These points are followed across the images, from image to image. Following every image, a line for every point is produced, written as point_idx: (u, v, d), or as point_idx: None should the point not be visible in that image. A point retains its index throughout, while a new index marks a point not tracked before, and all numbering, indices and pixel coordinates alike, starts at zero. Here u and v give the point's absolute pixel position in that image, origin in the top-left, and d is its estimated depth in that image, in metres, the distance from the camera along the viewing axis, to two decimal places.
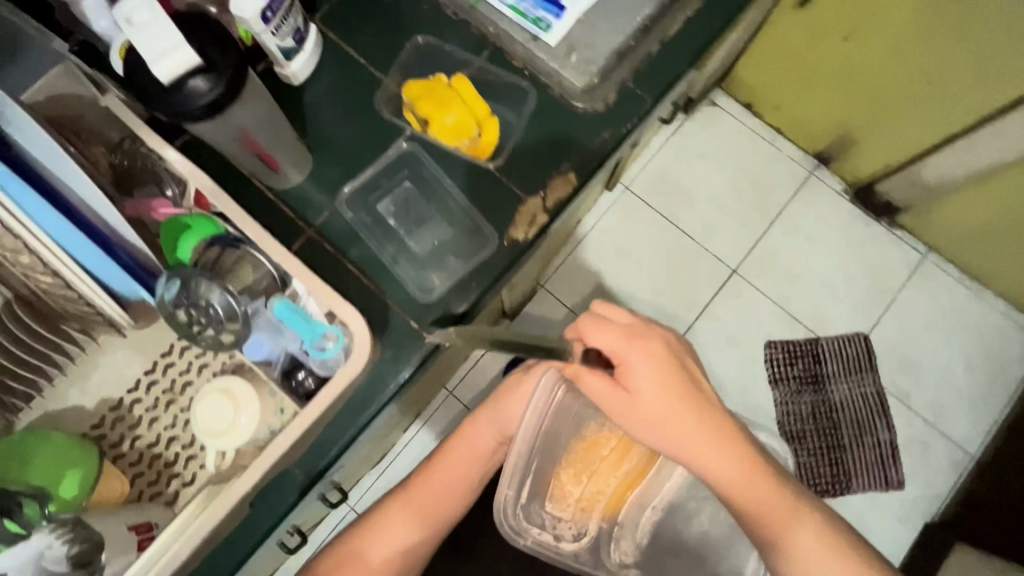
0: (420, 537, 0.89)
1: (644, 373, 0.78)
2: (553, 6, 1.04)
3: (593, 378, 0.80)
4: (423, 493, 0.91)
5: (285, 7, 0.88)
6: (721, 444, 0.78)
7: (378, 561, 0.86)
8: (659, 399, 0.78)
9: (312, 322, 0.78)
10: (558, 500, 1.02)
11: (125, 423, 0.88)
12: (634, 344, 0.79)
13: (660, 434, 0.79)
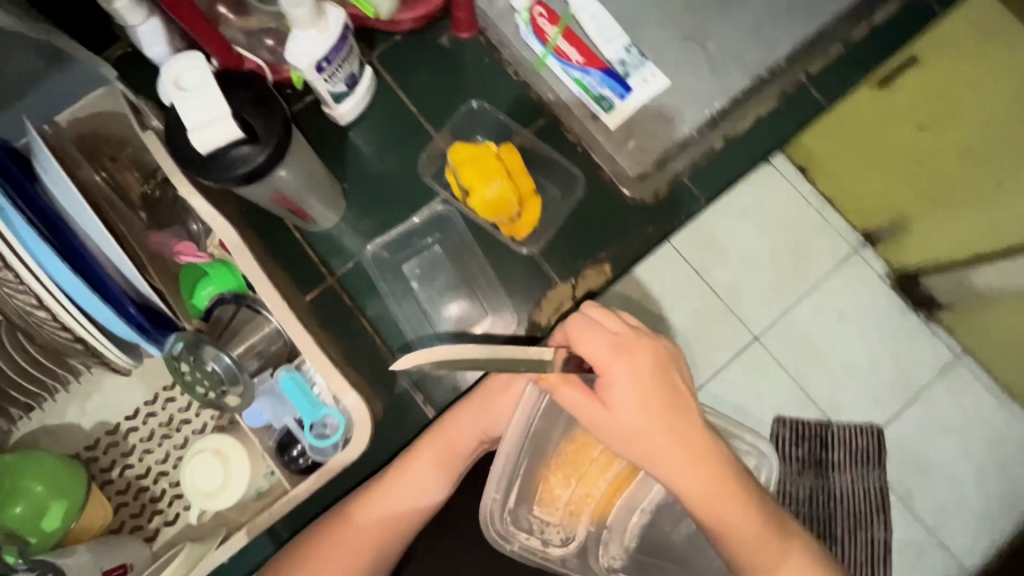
0: (385, 549, 0.67)
1: (625, 386, 0.58)
2: (622, 87, 0.99)
3: (567, 388, 0.59)
4: (388, 504, 0.68)
5: (341, 57, 0.85)
6: (726, 482, 0.59)
7: (333, 573, 0.65)
8: (644, 419, 0.58)
9: (316, 404, 0.75)
10: (546, 505, 0.77)
11: (117, 450, 0.87)
12: (617, 358, 0.58)
13: (646, 459, 0.59)
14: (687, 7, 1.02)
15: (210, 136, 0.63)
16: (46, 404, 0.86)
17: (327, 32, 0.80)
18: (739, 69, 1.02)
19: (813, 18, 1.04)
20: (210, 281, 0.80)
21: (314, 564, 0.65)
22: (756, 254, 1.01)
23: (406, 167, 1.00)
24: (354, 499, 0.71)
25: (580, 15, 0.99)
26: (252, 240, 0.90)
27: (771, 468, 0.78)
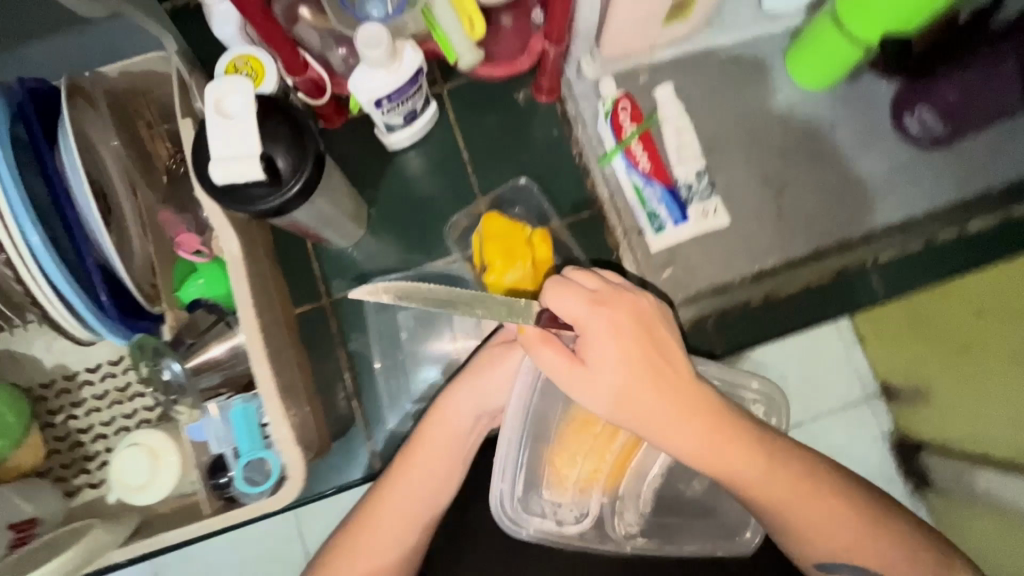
0: (417, 523, 0.68)
1: (607, 343, 0.61)
2: (679, 212, 0.92)
3: (546, 352, 0.61)
4: (408, 488, 0.68)
5: (404, 96, 0.81)
6: (719, 427, 0.63)
7: (374, 549, 0.66)
8: (625, 371, 0.61)
9: (254, 441, 0.74)
10: (556, 488, 0.76)
11: (68, 396, 0.87)
12: (592, 312, 0.61)
13: (637, 411, 0.62)
14: (775, 151, 0.96)
15: (230, 171, 0.59)
16: (16, 329, 0.86)
17: (397, 74, 0.76)
18: (807, 233, 0.95)
19: (906, 205, 0.96)
20: (200, 278, 0.77)
21: (356, 540, 0.67)
22: (782, 361, 0.98)
23: (437, 215, 0.98)
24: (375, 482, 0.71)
25: (664, 125, 0.93)
26: (263, 240, 0.88)
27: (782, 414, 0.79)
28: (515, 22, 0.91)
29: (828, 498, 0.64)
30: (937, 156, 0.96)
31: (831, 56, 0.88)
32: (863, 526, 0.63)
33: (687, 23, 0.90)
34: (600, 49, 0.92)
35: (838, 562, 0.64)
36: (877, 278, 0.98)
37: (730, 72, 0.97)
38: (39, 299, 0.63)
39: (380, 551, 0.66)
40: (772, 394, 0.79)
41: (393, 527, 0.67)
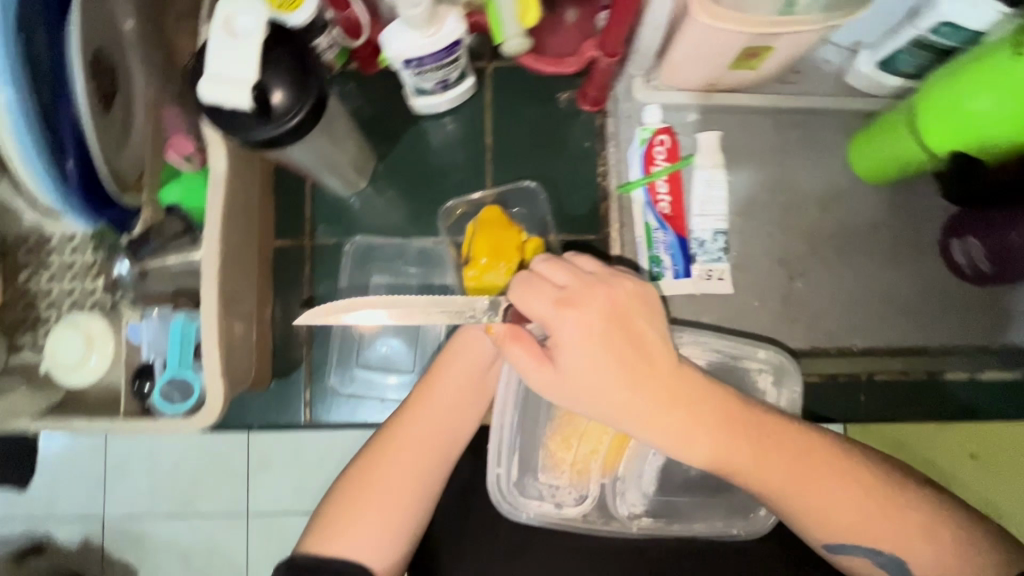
0: (437, 465, 0.63)
1: (579, 344, 0.55)
2: (684, 267, 0.87)
3: (519, 353, 0.57)
4: (425, 426, 0.63)
5: (436, 63, 0.77)
6: (704, 428, 0.58)
7: (388, 488, 0.60)
8: (600, 370, 0.56)
9: (186, 357, 0.74)
10: (552, 470, 0.73)
11: (36, 257, 0.87)
12: (556, 310, 0.55)
13: (620, 410, 0.57)
14: (803, 234, 0.90)
15: (217, 92, 0.57)
16: None
17: (431, 39, 0.72)
18: (808, 328, 0.90)
19: (921, 331, 0.90)
20: (179, 184, 0.78)
21: (364, 478, 0.61)
22: None
23: (442, 192, 0.95)
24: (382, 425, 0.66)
25: (697, 172, 0.87)
26: (261, 164, 0.87)
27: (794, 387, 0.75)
28: (579, 20, 0.85)
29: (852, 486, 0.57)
30: (966, 291, 0.90)
31: (896, 154, 0.81)
32: (879, 510, 0.56)
33: (758, 71, 0.83)
34: (660, 78, 0.88)
35: (852, 546, 0.57)
36: (864, 396, 0.91)
37: (784, 140, 0.91)
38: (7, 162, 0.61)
39: (394, 490, 0.60)
40: (783, 364, 0.74)
41: (400, 476, 0.61)
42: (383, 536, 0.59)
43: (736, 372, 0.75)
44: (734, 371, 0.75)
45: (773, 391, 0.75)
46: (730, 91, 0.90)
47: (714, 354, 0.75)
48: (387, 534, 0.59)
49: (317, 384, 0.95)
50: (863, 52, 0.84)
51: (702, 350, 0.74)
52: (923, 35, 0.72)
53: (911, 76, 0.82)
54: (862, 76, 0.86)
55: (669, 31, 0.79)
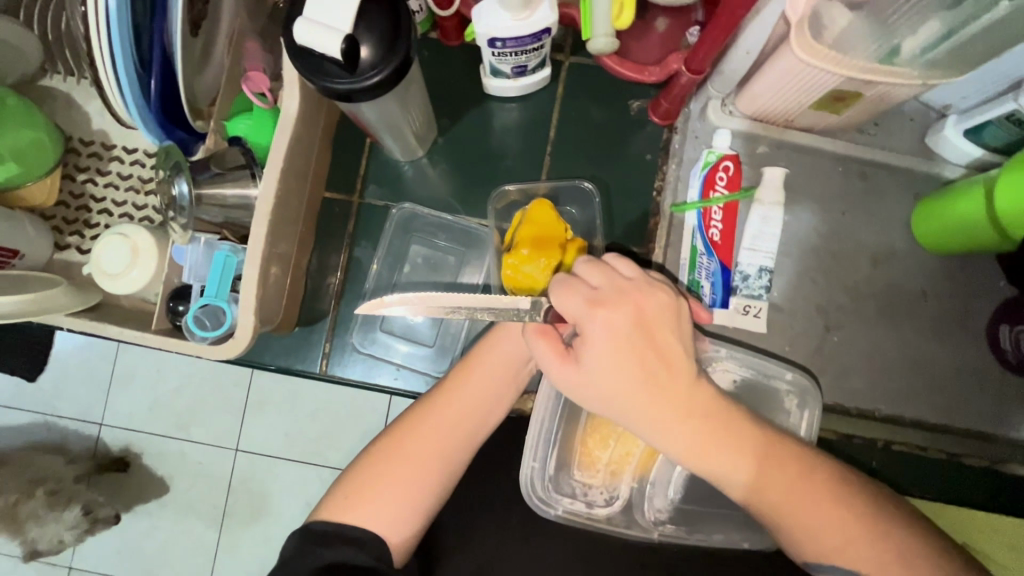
0: (465, 443, 0.64)
1: (606, 344, 0.54)
2: (722, 299, 0.85)
3: (542, 347, 0.56)
4: (456, 404, 0.65)
5: (519, 47, 0.76)
6: (719, 445, 0.56)
7: (416, 461, 0.61)
8: (620, 375, 0.54)
9: (222, 286, 0.76)
10: (587, 469, 0.74)
11: (98, 161, 0.90)
12: (587, 308, 0.54)
13: (636, 417, 0.56)
14: (849, 288, 0.89)
15: (310, 36, 0.58)
16: (83, 81, 0.90)
17: (523, 22, 0.72)
18: (834, 383, 0.88)
19: (950, 409, 0.88)
20: (250, 118, 0.80)
21: (393, 451, 0.62)
22: None
23: (497, 175, 0.95)
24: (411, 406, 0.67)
25: (756, 206, 0.85)
26: (328, 114, 0.88)
27: (813, 411, 0.74)
28: (668, 30, 0.84)
29: (841, 507, 0.54)
30: (1004, 379, 0.88)
31: (963, 227, 0.79)
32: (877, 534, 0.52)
33: (839, 115, 0.81)
34: (737, 104, 0.86)
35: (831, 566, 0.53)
36: (876, 462, 0.89)
37: (850, 189, 0.89)
38: (94, 61, 0.63)
39: (421, 464, 0.61)
40: (806, 386, 0.74)
41: (428, 452, 0.62)
42: (406, 508, 0.60)
43: (764, 390, 0.75)
44: (763, 390, 0.75)
45: (795, 412, 0.75)
46: (805, 130, 0.88)
47: (746, 371, 0.75)
48: (410, 507, 0.60)
49: (338, 338, 0.96)
50: (951, 117, 0.83)
51: (734, 365, 0.75)
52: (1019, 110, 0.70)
53: (996, 150, 0.80)
54: (945, 142, 0.84)
55: (758, 59, 0.78)
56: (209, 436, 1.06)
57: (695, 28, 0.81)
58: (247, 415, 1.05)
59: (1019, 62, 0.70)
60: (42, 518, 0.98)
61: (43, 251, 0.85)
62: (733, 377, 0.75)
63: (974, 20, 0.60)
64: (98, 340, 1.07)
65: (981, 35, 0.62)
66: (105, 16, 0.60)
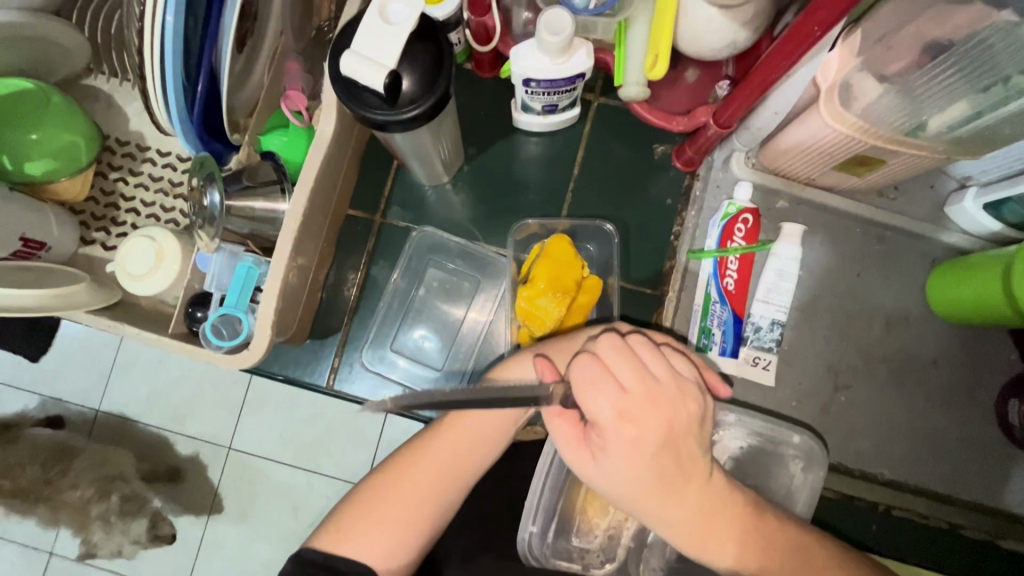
0: (461, 480, 0.64)
1: (627, 449, 0.52)
2: (732, 347, 0.85)
3: (560, 427, 0.55)
4: (455, 442, 0.64)
5: (552, 88, 0.78)
6: (726, 544, 0.55)
7: (409, 496, 0.62)
8: (637, 480, 0.53)
9: (243, 299, 0.78)
10: (585, 534, 0.71)
11: (132, 162, 0.92)
12: (613, 415, 0.52)
13: (644, 513, 0.55)
14: (859, 348, 0.89)
15: (356, 68, 0.60)
16: (126, 83, 0.92)
17: (559, 66, 0.74)
18: (839, 442, 0.88)
19: (954, 480, 0.87)
20: (285, 135, 0.83)
21: (389, 486, 0.62)
22: None
23: (518, 207, 0.96)
24: (409, 442, 0.67)
25: (772, 259, 0.85)
26: (359, 136, 0.90)
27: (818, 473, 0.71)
28: (697, 81, 0.86)
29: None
30: (1011, 453, 0.87)
31: (977, 301, 0.79)
32: None
33: (862, 178, 0.82)
34: (760, 158, 0.87)
35: None
36: (876, 526, 0.90)
37: (867, 251, 0.90)
38: (145, 71, 0.65)
39: (413, 504, 0.61)
40: (814, 451, 0.71)
41: (419, 489, 0.62)
42: (393, 545, 0.60)
43: (768, 456, 0.72)
44: (768, 457, 0.72)
45: (799, 476, 0.71)
46: (827, 189, 0.89)
47: (751, 437, 0.72)
48: (399, 545, 0.60)
49: (347, 354, 0.96)
50: (972, 189, 0.84)
51: (740, 433, 0.72)
52: None
53: (1014, 226, 0.81)
54: (964, 213, 0.85)
55: (787, 117, 0.78)
56: (205, 434, 1.06)
57: (724, 82, 0.83)
58: (243, 421, 1.05)
59: None
60: (105, 527, 1.02)
61: (69, 245, 0.87)
62: (739, 443, 0.72)
63: (1000, 107, 0.62)
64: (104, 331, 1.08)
65: (1007, 120, 0.63)
66: (160, 32, 0.63)
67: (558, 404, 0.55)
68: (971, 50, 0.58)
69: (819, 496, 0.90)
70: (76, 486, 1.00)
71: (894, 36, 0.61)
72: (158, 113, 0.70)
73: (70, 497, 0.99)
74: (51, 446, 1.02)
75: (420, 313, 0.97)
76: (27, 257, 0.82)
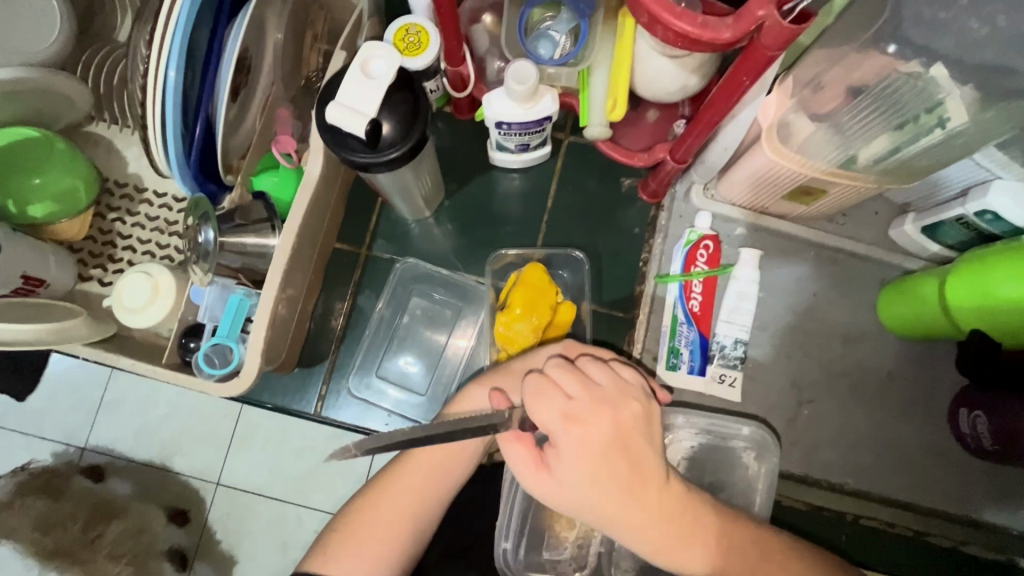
0: (439, 492, 0.67)
1: (579, 454, 0.56)
2: (700, 365, 0.91)
3: (518, 454, 0.59)
4: (427, 464, 0.67)
5: (523, 129, 0.85)
6: (693, 544, 0.59)
7: (391, 511, 0.65)
8: (594, 487, 0.57)
9: (234, 328, 0.82)
10: (555, 547, 0.76)
11: (129, 203, 0.97)
12: (560, 422, 0.57)
13: (609, 523, 0.58)
14: (818, 364, 0.94)
15: (340, 117, 0.66)
16: (125, 129, 0.99)
17: (527, 110, 0.81)
18: (804, 454, 0.92)
19: (915, 487, 0.91)
20: (275, 176, 0.88)
21: (371, 505, 0.66)
22: None
23: (496, 239, 1.02)
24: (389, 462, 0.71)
25: (732, 281, 0.92)
26: (345, 175, 0.96)
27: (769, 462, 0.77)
28: (658, 120, 0.94)
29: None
30: (968, 461, 0.92)
31: (917, 314, 0.86)
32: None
33: (809, 207, 0.89)
34: (718, 189, 0.94)
35: None
36: (846, 535, 0.92)
37: (822, 273, 0.96)
38: (146, 121, 0.71)
39: (395, 520, 0.65)
40: (763, 440, 0.77)
41: (400, 504, 0.65)
42: (378, 561, 0.63)
43: (721, 452, 0.79)
44: (722, 455, 0.78)
45: (754, 466, 0.77)
46: (782, 217, 0.96)
47: (701, 436, 0.79)
48: (384, 562, 0.63)
49: (334, 381, 1.00)
50: (911, 214, 0.91)
51: (690, 434, 0.79)
52: (966, 215, 0.79)
53: (951, 247, 0.88)
54: (906, 236, 0.92)
55: (735, 152, 0.86)
56: (193, 466, 1.08)
57: (681, 122, 0.91)
58: (230, 455, 1.08)
59: (968, 174, 0.79)
60: None
61: (67, 282, 0.91)
62: (691, 442, 0.79)
63: (915, 141, 0.69)
64: (97, 365, 1.11)
65: (925, 154, 0.71)
66: (161, 88, 0.69)
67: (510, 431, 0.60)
68: (883, 93, 0.66)
69: (790, 508, 0.92)
70: (117, 559, 0.99)
71: (823, 78, 0.70)
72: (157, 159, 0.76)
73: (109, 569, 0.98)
74: (95, 507, 1.02)
75: (403, 338, 1.01)
76: (26, 294, 0.86)
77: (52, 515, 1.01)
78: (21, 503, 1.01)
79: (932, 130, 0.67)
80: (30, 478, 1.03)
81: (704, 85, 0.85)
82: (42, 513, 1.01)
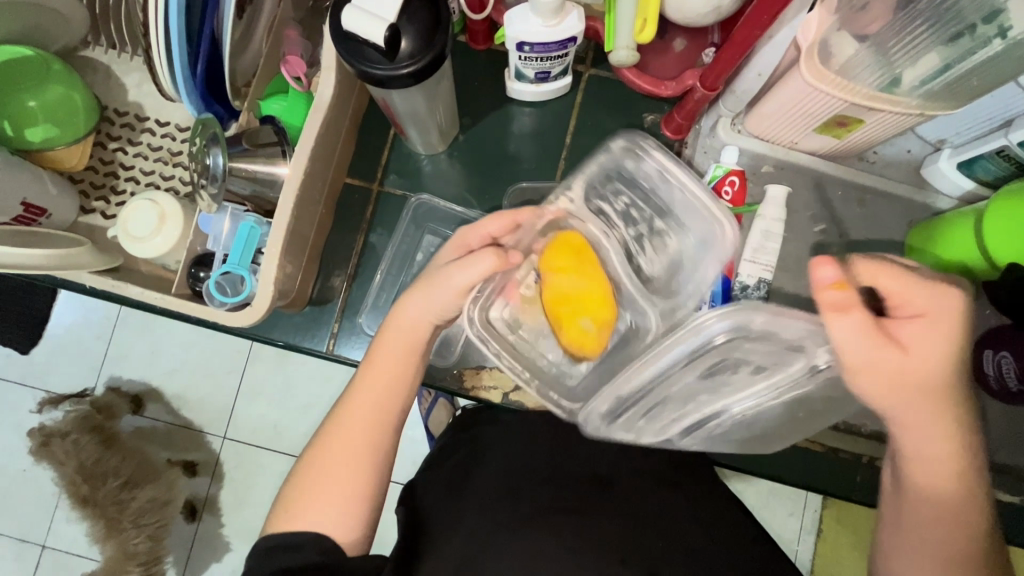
0: (385, 427, 0.63)
1: (925, 331, 0.52)
2: None
3: (857, 320, 0.50)
4: (372, 399, 0.63)
5: (545, 52, 0.81)
6: (959, 455, 0.56)
7: (339, 458, 0.61)
8: (949, 371, 0.53)
9: (244, 258, 0.80)
10: (644, 425, 0.64)
11: (130, 131, 0.93)
12: (931, 286, 0.52)
13: (895, 403, 0.53)
14: None
15: (358, 24, 0.62)
16: (124, 55, 0.94)
17: (551, 29, 0.76)
18: None
19: None
20: (284, 100, 0.85)
21: (320, 458, 0.61)
22: None
23: (513, 175, 0.99)
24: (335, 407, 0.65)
25: (758, 220, 0.88)
26: (356, 105, 0.92)
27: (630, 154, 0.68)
28: (684, 50, 0.90)
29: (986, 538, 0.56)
30: (987, 404, 0.91)
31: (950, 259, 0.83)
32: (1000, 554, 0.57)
33: (841, 140, 0.85)
34: (745, 124, 0.89)
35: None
36: (860, 477, 0.93)
37: (848, 213, 0.94)
38: (147, 32, 0.67)
39: (346, 465, 0.61)
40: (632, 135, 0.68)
41: (348, 447, 0.61)
42: (339, 510, 0.59)
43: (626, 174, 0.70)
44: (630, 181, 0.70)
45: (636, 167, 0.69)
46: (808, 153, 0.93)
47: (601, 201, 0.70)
48: (343, 507, 0.59)
49: (347, 320, 0.98)
50: (946, 151, 0.87)
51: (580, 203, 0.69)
52: (1008, 146, 0.75)
53: (986, 184, 0.85)
54: (940, 174, 0.89)
55: (768, 81, 0.82)
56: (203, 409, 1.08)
57: (710, 49, 0.86)
58: (239, 400, 1.11)
59: (1013, 103, 0.74)
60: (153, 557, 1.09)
61: (69, 213, 0.88)
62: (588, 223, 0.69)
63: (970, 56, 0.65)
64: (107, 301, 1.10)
65: (976, 72, 0.67)
66: None
67: (830, 274, 0.50)
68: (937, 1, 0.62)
69: (804, 449, 0.93)
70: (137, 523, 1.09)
71: None
72: (158, 74, 0.72)
73: (124, 529, 1.08)
74: (140, 467, 1.10)
75: (415, 271, 0.98)
76: (28, 224, 0.82)
77: (101, 464, 1.09)
78: (78, 435, 1.09)
79: (990, 42, 0.63)
80: (92, 412, 1.09)
81: (737, 9, 0.81)
82: (93, 456, 1.09)
